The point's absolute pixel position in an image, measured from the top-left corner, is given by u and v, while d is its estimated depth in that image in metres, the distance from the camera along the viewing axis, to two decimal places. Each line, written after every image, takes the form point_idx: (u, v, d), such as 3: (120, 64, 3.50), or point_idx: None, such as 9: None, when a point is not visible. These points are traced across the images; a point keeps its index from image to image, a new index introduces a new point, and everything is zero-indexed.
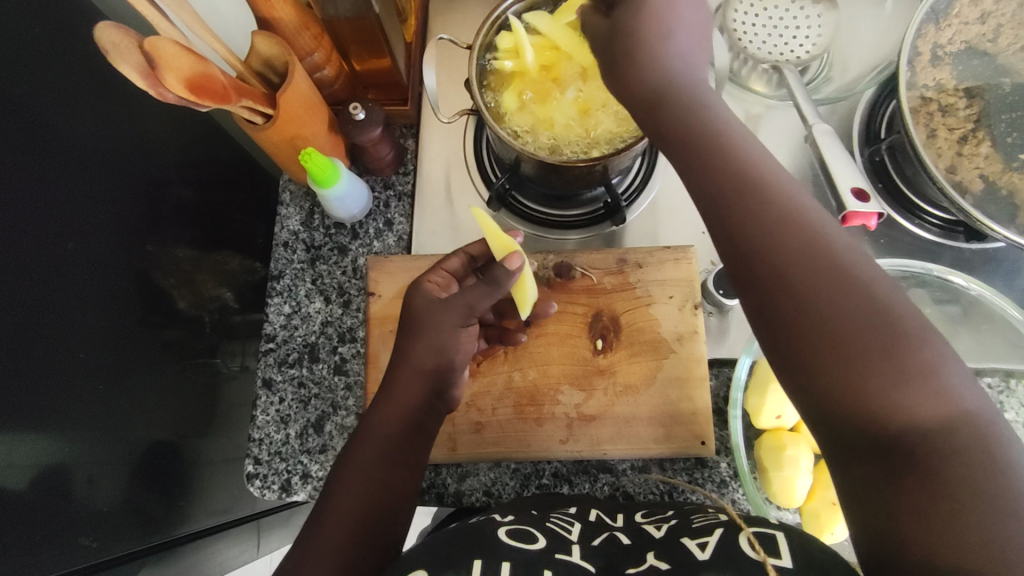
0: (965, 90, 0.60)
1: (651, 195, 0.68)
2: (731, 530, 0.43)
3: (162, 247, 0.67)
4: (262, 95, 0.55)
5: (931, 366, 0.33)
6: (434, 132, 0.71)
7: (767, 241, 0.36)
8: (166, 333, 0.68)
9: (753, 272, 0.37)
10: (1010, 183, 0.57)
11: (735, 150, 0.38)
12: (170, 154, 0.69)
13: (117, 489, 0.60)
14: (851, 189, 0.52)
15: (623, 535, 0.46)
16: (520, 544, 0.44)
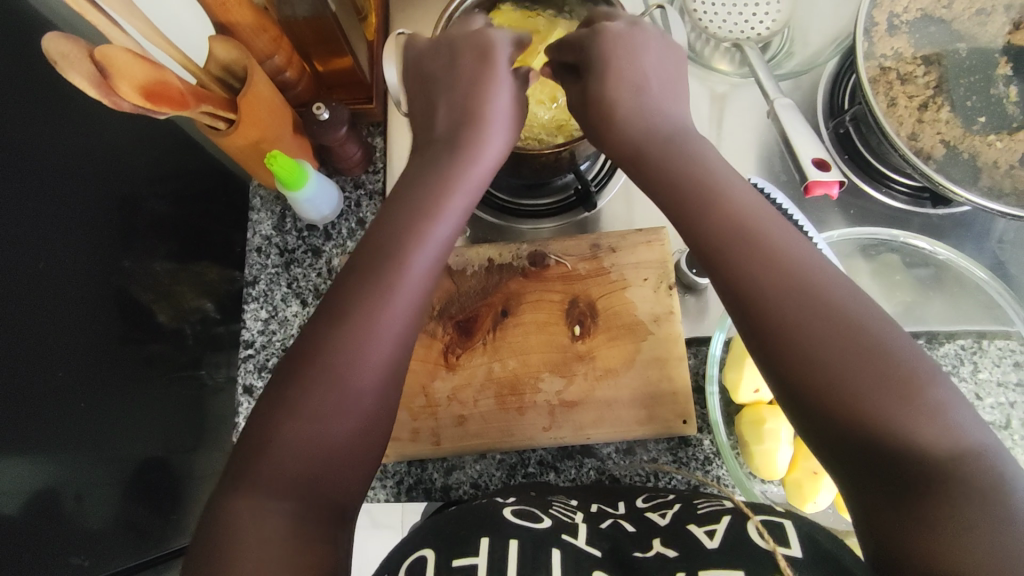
0: (923, 58, 0.60)
1: (622, 178, 0.68)
2: (738, 518, 0.41)
3: (139, 261, 0.66)
4: (223, 100, 0.54)
5: (941, 402, 0.35)
6: (400, 128, 0.70)
7: (776, 296, 0.39)
8: (149, 348, 0.67)
9: (762, 324, 0.39)
10: (971, 147, 0.58)
11: (738, 214, 0.42)
12: (142, 167, 0.69)
13: (107, 507, 0.59)
14: (811, 160, 0.52)
15: (626, 522, 0.45)
16: (527, 523, 0.44)
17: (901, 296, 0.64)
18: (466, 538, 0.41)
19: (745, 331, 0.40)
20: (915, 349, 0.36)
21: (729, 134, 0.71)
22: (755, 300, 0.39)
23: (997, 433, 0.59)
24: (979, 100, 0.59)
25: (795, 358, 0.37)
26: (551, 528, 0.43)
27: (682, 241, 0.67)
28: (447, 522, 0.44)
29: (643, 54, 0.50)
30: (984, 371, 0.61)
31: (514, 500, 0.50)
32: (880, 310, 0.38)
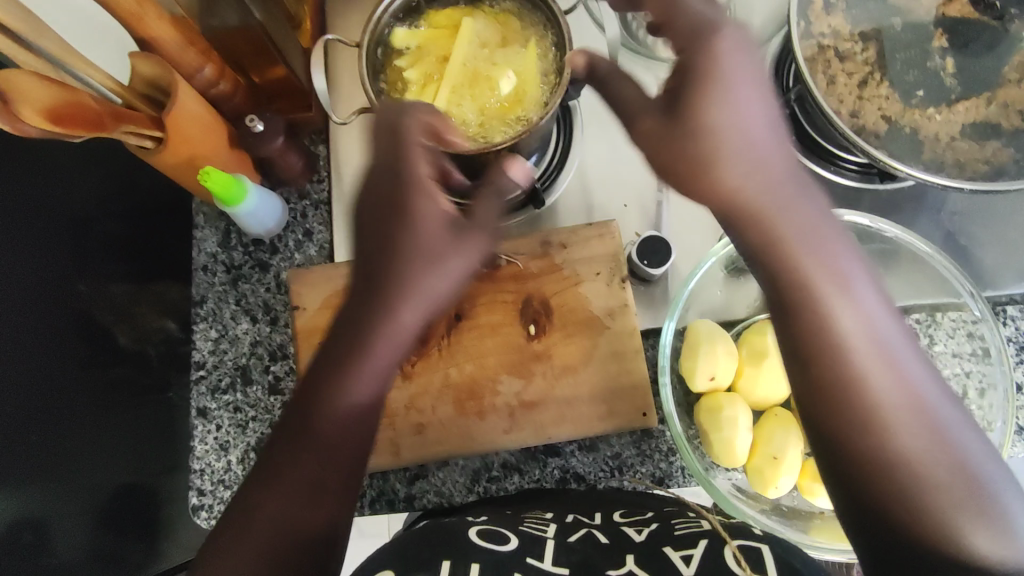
0: (861, 34, 0.60)
1: (570, 173, 0.68)
2: (715, 541, 0.44)
3: (95, 286, 0.63)
4: (148, 118, 0.53)
5: (996, 507, 0.39)
6: (344, 135, 0.69)
7: (874, 378, 0.41)
8: (115, 372, 0.64)
9: (853, 403, 0.41)
10: (913, 121, 0.58)
11: (832, 287, 0.42)
12: (94, 181, 0.65)
13: (79, 545, 0.57)
14: None
15: (600, 533, 0.47)
16: (490, 545, 0.45)
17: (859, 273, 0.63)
18: (436, 565, 0.43)
19: (812, 397, 0.43)
20: (981, 453, 0.41)
21: None
22: (844, 380, 0.42)
23: None
24: (918, 74, 0.59)
25: (876, 442, 0.41)
26: (514, 551, 0.45)
27: (634, 232, 0.67)
28: (413, 540, 0.46)
29: (722, 42, 0.43)
30: (941, 343, 0.62)
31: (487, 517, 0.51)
32: (959, 411, 0.42)
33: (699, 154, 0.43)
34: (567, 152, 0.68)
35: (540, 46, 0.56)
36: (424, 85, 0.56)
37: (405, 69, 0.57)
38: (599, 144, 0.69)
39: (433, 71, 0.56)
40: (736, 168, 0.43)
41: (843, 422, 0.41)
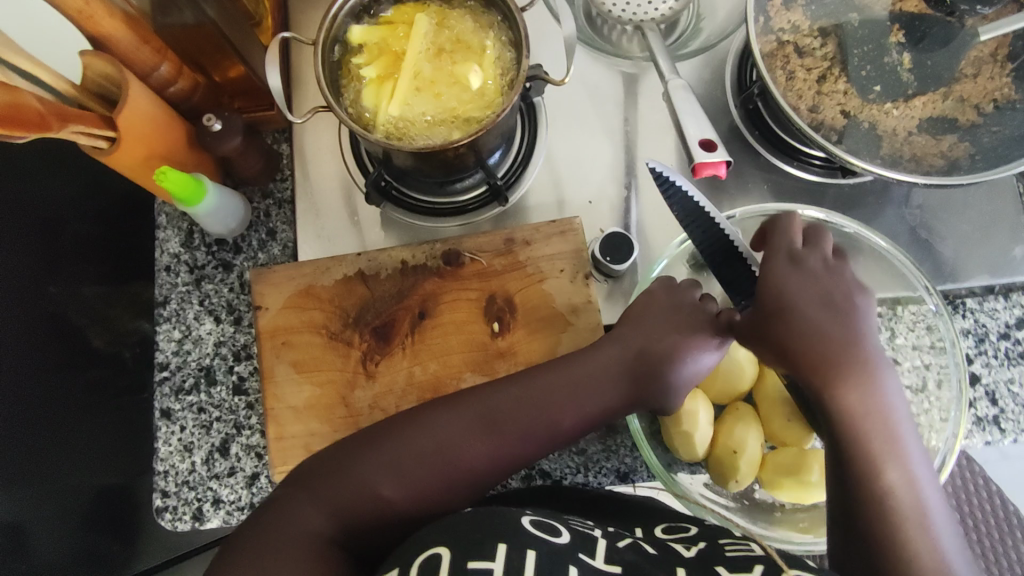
0: (819, 30, 0.60)
1: (535, 168, 0.68)
2: (772, 568, 0.41)
3: (67, 291, 0.66)
4: (100, 118, 0.52)
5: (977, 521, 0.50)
6: (308, 134, 0.69)
7: (874, 443, 0.47)
8: (90, 376, 0.67)
9: (861, 470, 0.47)
10: (871, 116, 0.58)
11: (862, 360, 0.48)
12: (66, 188, 0.67)
13: (61, 541, 0.65)
14: (699, 142, 0.52)
15: (647, 545, 0.46)
16: (544, 536, 0.43)
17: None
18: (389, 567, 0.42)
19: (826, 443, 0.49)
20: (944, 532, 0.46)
21: (642, 116, 0.69)
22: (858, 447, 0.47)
23: (915, 396, 0.61)
24: (874, 69, 0.59)
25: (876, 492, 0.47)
26: (571, 546, 0.43)
27: (598, 228, 0.67)
28: (461, 517, 0.44)
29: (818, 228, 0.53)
30: (900, 337, 0.62)
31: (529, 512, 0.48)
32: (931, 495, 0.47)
33: (767, 314, 0.49)
34: (532, 148, 0.68)
35: (498, 42, 0.57)
36: (382, 81, 0.56)
37: (363, 65, 0.56)
38: (564, 140, 0.69)
39: (390, 67, 0.56)
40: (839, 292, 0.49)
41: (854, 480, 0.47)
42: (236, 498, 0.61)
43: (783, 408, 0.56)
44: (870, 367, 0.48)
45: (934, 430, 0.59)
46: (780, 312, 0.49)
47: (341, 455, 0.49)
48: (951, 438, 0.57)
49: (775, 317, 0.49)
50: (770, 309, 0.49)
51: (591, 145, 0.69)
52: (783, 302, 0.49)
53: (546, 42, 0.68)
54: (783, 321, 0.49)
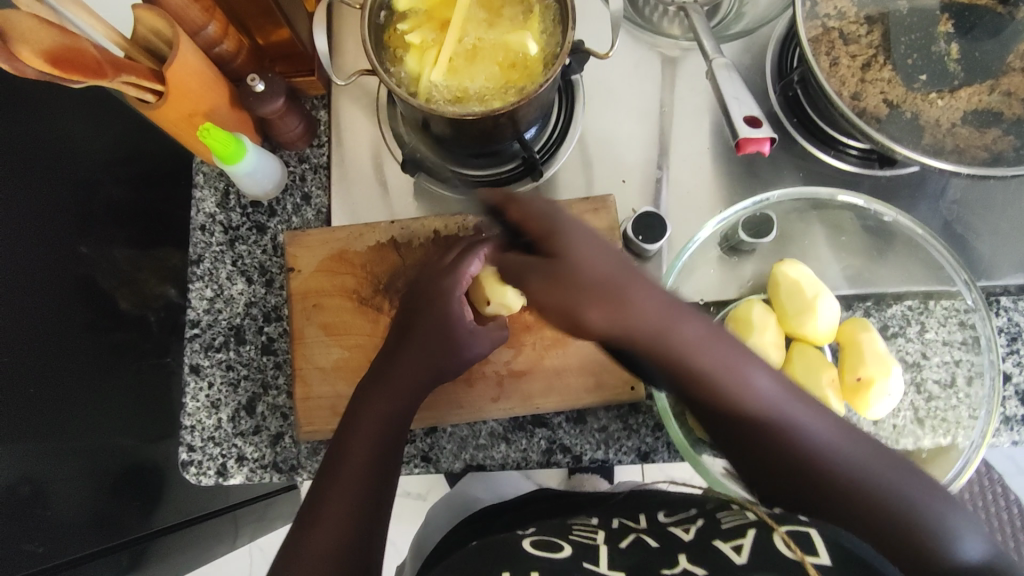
0: (866, 17, 0.60)
1: (570, 146, 0.68)
2: (765, 530, 0.42)
3: (96, 249, 0.69)
4: (149, 70, 0.53)
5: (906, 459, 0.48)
6: (345, 102, 0.70)
7: (795, 415, 0.47)
8: (115, 337, 0.71)
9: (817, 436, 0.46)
10: (914, 105, 0.58)
11: (688, 343, 0.47)
12: (97, 152, 0.71)
13: (86, 499, 0.64)
14: (746, 118, 0.53)
15: (649, 537, 0.47)
16: (547, 554, 0.46)
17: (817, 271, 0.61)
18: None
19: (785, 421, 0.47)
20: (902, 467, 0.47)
21: (678, 99, 0.69)
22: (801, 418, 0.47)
23: (943, 391, 0.60)
24: (920, 58, 0.58)
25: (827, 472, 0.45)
26: (571, 559, 0.45)
27: (631, 209, 0.67)
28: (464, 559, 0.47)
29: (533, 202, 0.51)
30: (931, 332, 0.61)
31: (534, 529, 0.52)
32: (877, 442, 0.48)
33: (568, 301, 0.48)
34: (568, 127, 0.68)
35: (543, 13, 0.56)
36: (424, 48, 0.56)
37: (407, 32, 0.57)
38: (599, 119, 0.69)
39: (434, 34, 0.56)
40: (636, 291, 0.48)
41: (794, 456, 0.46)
42: (260, 456, 0.62)
43: (808, 392, 0.56)
44: (727, 359, 0.48)
45: (962, 427, 0.58)
46: (609, 291, 0.47)
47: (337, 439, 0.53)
48: (980, 436, 0.56)
49: (576, 277, 0.47)
50: (602, 283, 0.47)
51: (627, 126, 0.68)
52: (590, 266, 0.47)
53: (588, 19, 0.68)
54: (580, 326, 0.48)
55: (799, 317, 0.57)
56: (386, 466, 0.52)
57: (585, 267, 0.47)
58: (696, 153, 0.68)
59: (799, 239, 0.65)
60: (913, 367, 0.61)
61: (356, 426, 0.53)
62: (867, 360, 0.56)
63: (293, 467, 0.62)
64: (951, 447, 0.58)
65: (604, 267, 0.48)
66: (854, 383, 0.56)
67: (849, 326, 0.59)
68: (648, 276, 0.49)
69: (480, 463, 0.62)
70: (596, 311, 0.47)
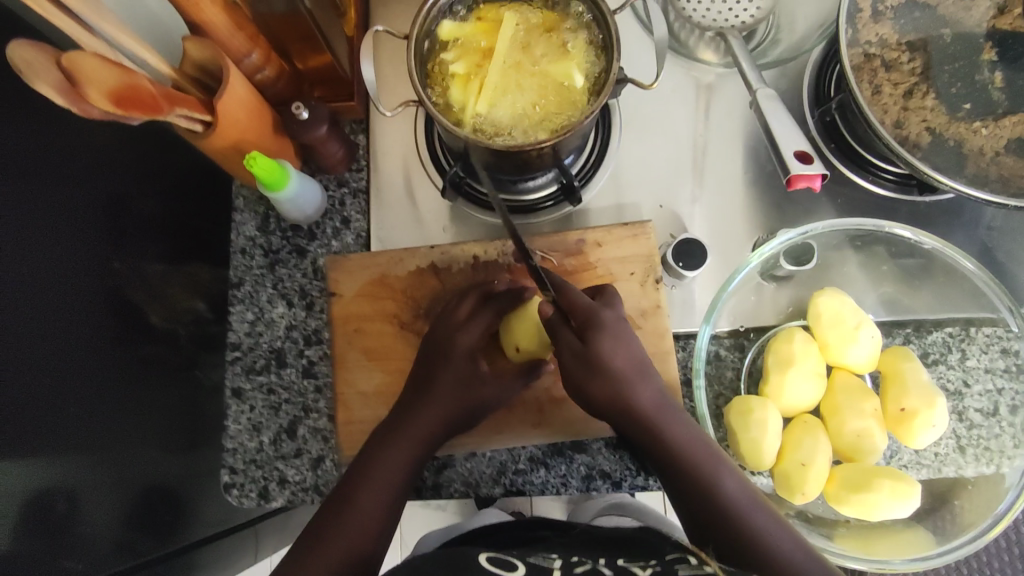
0: (908, 44, 0.60)
1: (607, 171, 0.68)
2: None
3: (129, 263, 0.70)
4: (199, 102, 0.53)
5: None
6: (383, 126, 0.70)
7: (753, 519, 0.50)
8: (144, 351, 0.71)
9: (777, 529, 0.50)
10: (957, 134, 0.58)
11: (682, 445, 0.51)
12: (129, 167, 0.72)
13: (117, 512, 0.66)
14: (795, 152, 0.55)
15: (603, 569, 0.49)
16: (498, 573, 0.48)
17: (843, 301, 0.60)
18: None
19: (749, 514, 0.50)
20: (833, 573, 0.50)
21: (715, 124, 0.69)
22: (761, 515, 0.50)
23: (985, 420, 0.60)
24: (964, 86, 0.58)
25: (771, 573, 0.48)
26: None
27: (668, 234, 0.67)
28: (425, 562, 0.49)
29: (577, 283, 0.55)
30: (973, 358, 0.61)
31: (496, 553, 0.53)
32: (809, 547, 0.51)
33: (585, 387, 0.51)
34: (604, 153, 0.68)
35: (584, 42, 0.57)
36: (468, 78, 0.57)
37: (451, 62, 0.57)
38: (637, 144, 0.69)
39: (478, 64, 0.57)
40: (639, 394, 0.52)
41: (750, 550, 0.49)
42: (302, 478, 0.63)
43: (853, 421, 0.56)
44: (710, 463, 0.51)
45: (1006, 455, 0.59)
46: (621, 383, 0.51)
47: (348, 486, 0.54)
48: None
49: (602, 360, 0.51)
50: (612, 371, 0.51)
51: (664, 151, 0.69)
52: (621, 362, 0.51)
53: (630, 46, 0.68)
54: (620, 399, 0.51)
55: (841, 346, 0.57)
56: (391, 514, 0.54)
57: (607, 353, 0.51)
58: (732, 178, 0.68)
59: (838, 266, 0.65)
60: (954, 396, 0.61)
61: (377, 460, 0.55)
62: (911, 391, 0.56)
63: (334, 490, 0.62)
64: (994, 475, 0.60)
65: (625, 360, 0.52)
66: (898, 412, 0.57)
67: (890, 353, 0.59)
68: (649, 371, 0.53)
69: (520, 487, 0.62)
70: (627, 396, 0.51)
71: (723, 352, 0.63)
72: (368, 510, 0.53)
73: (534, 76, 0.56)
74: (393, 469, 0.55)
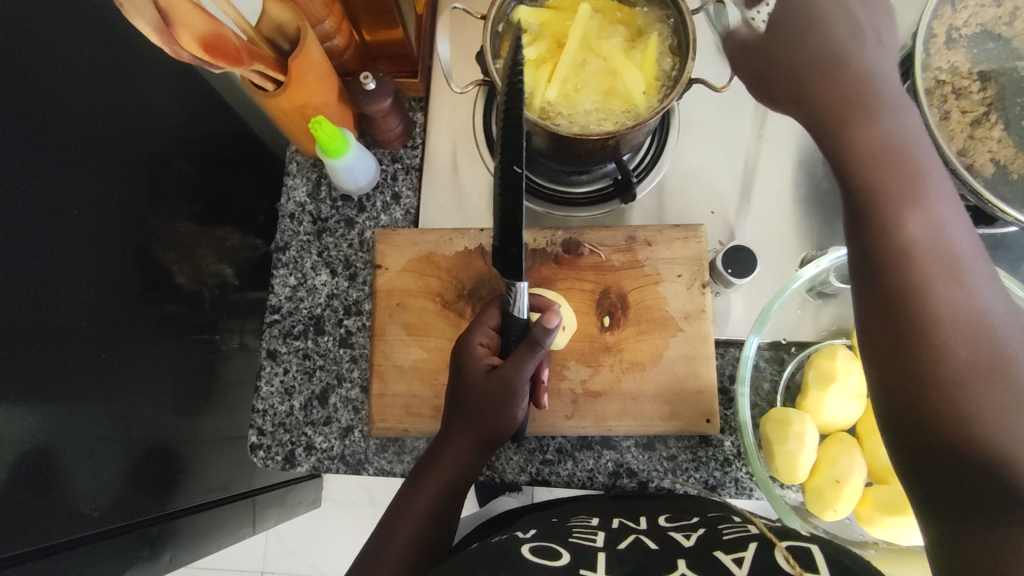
0: (980, 73, 0.59)
1: (661, 173, 0.68)
2: (765, 545, 0.44)
3: (161, 222, 0.71)
4: (273, 61, 0.54)
5: (1006, 371, 0.39)
6: (442, 106, 0.71)
7: (972, 280, 0.42)
8: (165, 309, 0.72)
9: (927, 277, 0.42)
10: (1022, 168, 0.57)
11: (935, 195, 0.44)
12: (173, 127, 0.74)
13: (125, 465, 0.66)
14: None
15: (650, 541, 0.48)
16: (545, 562, 0.45)
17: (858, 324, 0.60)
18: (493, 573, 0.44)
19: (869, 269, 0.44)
20: (991, 375, 0.39)
21: (771, 136, 0.69)
22: (911, 286, 0.42)
23: None
24: None
25: (965, 388, 0.39)
26: (569, 566, 0.45)
27: (717, 240, 0.67)
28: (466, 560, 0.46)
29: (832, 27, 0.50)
30: None
31: (535, 533, 0.52)
32: (980, 324, 0.41)
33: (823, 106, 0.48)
34: (661, 153, 0.68)
35: (659, 41, 0.56)
36: (540, 63, 0.57)
37: (525, 46, 0.57)
38: (694, 149, 0.69)
39: (552, 52, 0.57)
40: (888, 120, 0.46)
41: (943, 318, 0.41)
42: (329, 446, 0.63)
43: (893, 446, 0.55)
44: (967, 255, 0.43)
45: None
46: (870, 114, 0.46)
47: (403, 496, 0.56)
48: None
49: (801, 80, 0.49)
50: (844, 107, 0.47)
51: (720, 158, 0.68)
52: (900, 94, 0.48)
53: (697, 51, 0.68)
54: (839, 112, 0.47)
55: None
56: (447, 512, 0.55)
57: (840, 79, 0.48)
58: (785, 191, 0.67)
59: None
60: None
61: (429, 470, 0.56)
62: None
63: (360, 461, 0.62)
64: None
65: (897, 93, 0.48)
66: None
67: None
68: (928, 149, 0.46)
69: (545, 477, 0.62)
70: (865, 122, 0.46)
71: (762, 363, 0.62)
72: (415, 526, 0.54)
73: (603, 66, 0.56)
74: (434, 489, 0.55)
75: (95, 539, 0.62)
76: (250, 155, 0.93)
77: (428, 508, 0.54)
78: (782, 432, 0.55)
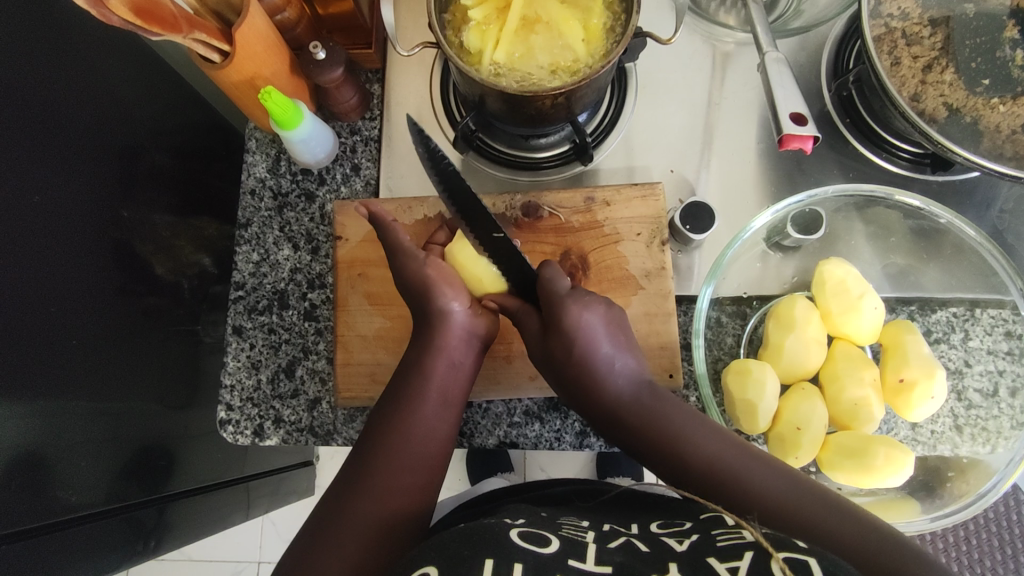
0: (930, 19, 0.59)
1: (620, 134, 0.68)
2: (762, 555, 0.40)
3: (138, 213, 0.71)
4: (218, 31, 0.53)
5: (780, 481, 0.46)
6: (399, 75, 0.70)
7: (707, 435, 0.50)
8: (146, 301, 0.72)
9: (675, 449, 0.49)
10: (974, 110, 0.57)
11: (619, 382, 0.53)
12: (147, 119, 0.74)
13: (117, 454, 0.66)
14: (789, 114, 0.56)
15: (639, 542, 0.46)
16: (530, 549, 0.43)
17: (824, 267, 0.59)
18: (471, 560, 0.42)
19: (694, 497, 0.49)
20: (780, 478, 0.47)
21: (729, 93, 0.69)
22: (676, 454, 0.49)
23: (985, 400, 0.60)
24: (984, 62, 0.58)
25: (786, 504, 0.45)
26: (558, 554, 0.43)
27: (677, 199, 0.66)
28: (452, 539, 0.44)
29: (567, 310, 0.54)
30: (975, 339, 0.61)
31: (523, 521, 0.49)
32: (742, 454, 0.48)
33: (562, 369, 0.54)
34: (619, 115, 0.68)
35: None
36: (488, 24, 0.57)
37: (470, 8, 0.57)
38: (652, 109, 0.69)
39: (498, 13, 0.57)
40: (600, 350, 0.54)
41: (721, 467, 0.48)
42: (298, 419, 0.63)
43: (851, 389, 0.56)
44: (681, 419, 0.51)
45: (1002, 437, 0.59)
46: (595, 375, 0.53)
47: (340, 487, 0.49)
48: None
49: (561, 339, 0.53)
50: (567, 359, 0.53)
51: (677, 116, 0.68)
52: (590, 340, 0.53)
53: (652, 10, 0.69)
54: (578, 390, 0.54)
55: (844, 316, 0.57)
56: (402, 489, 0.49)
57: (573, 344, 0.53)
58: (745, 146, 0.67)
59: (844, 237, 0.65)
60: (954, 374, 0.60)
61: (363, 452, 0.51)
62: (911, 363, 0.56)
63: (329, 432, 0.63)
64: (988, 454, 0.60)
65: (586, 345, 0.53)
66: (896, 384, 0.57)
67: (894, 327, 0.58)
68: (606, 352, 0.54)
69: (513, 440, 0.62)
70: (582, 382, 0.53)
71: (724, 318, 0.63)
72: (374, 507, 0.47)
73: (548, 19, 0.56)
74: (376, 464, 0.50)
75: (86, 520, 0.62)
76: (224, 144, 0.93)
77: (381, 487, 0.48)
78: (745, 382, 0.56)
